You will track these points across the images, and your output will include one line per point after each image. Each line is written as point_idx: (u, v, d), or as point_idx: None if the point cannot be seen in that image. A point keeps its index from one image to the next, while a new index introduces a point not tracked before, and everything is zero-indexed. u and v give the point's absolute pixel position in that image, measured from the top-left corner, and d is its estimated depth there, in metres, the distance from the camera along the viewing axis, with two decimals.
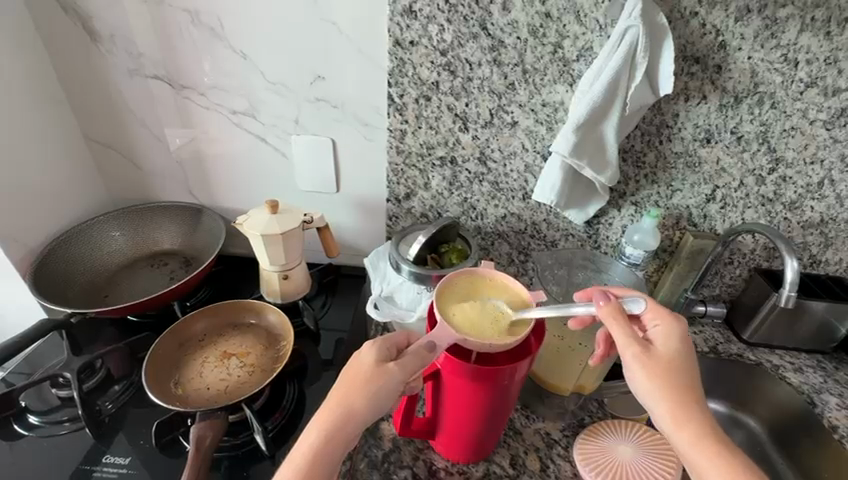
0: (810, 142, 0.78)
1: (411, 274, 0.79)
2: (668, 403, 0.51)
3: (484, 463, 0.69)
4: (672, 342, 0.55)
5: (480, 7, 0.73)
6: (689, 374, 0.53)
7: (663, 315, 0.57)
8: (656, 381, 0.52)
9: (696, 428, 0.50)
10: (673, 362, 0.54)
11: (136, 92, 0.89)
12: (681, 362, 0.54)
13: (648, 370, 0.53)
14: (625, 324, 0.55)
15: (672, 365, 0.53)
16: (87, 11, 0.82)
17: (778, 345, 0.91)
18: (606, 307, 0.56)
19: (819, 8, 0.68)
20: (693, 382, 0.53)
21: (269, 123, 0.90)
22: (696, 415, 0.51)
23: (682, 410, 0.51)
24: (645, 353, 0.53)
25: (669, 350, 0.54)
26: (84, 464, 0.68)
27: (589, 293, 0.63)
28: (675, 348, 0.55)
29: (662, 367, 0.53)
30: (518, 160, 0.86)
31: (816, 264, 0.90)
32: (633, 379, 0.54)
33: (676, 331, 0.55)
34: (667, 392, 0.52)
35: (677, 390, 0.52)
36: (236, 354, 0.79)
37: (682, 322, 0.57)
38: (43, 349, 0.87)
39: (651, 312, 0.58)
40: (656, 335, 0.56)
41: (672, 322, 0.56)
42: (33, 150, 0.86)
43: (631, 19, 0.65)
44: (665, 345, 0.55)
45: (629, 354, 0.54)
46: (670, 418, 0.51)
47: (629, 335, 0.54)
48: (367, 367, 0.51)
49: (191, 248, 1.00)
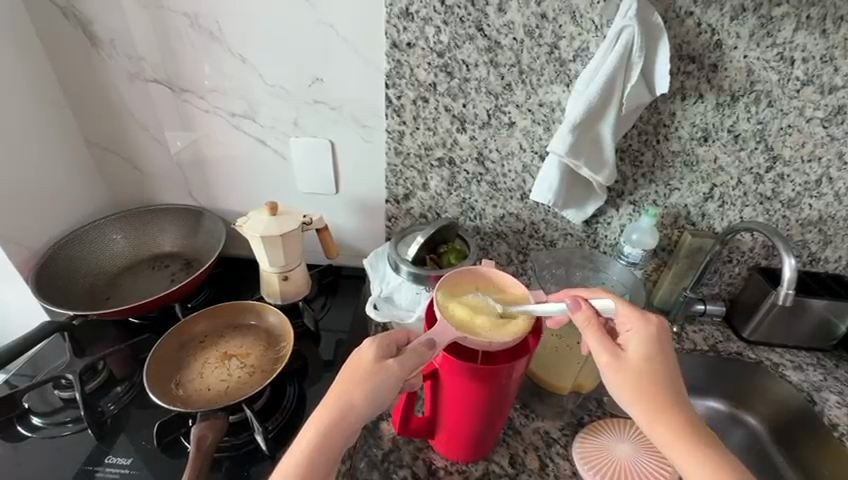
0: (808, 140, 0.78)
1: (410, 274, 0.80)
2: (646, 406, 0.52)
3: (483, 462, 0.70)
4: (644, 342, 0.56)
5: (476, 9, 0.73)
6: (665, 373, 0.54)
7: (633, 317, 0.57)
8: (630, 385, 0.53)
9: (675, 428, 0.51)
10: (648, 362, 0.54)
11: (137, 95, 0.90)
12: (656, 362, 0.55)
13: (622, 376, 0.54)
14: (596, 330, 0.56)
15: (645, 367, 0.54)
16: (88, 16, 0.83)
17: (778, 343, 0.91)
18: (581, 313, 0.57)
19: (815, 7, 0.68)
20: (672, 381, 0.54)
21: (268, 125, 0.90)
22: (674, 415, 0.52)
23: (660, 412, 0.52)
24: (617, 358, 0.55)
25: (643, 351, 0.55)
26: (87, 464, 0.69)
27: (560, 295, 0.62)
28: (648, 347, 0.55)
29: (635, 370, 0.54)
30: (516, 161, 0.86)
31: (815, 262, 0.90)
32: (609, 386, 0.55)
33: (648, 331, 0.56)
34: (644, 395, 0.52)
35: (650, 393, 0.52)
36: (236, 355, 0.80)
37: (656, 320, 0.57)
38: (46, 351, 0.88)
39: (623, 313, 0.58)
40: (628, 338, 0.57)
41: (644, 322, 0.57)
42: (34, 153, 0.87)
43: (626, 19, 0.66)
44: (637, 346, 0.55)
45: (601, 360, 0.55)
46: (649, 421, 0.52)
47: (600, 341, 0.56)
48: (366, 365, 0.52)
49: (191, 250, 1.01)
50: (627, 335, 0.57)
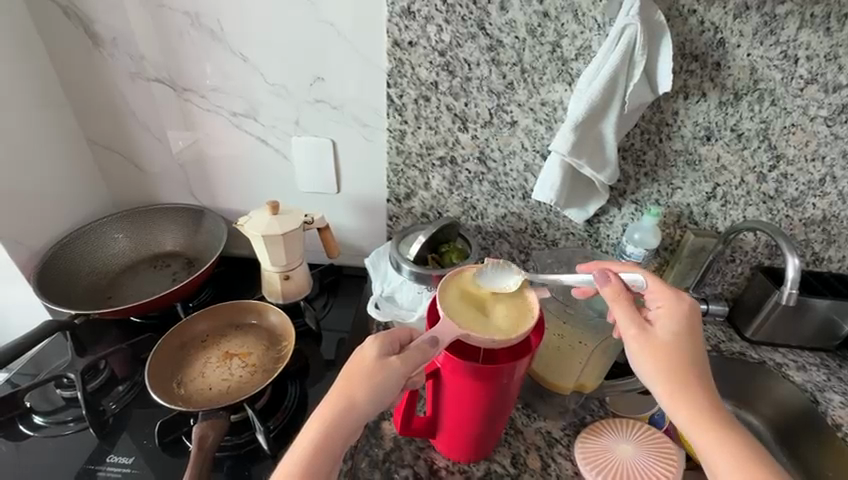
0: (811, 139, 0.78)
1: (412, 274, 0.79)
2: (670, 381, 0.52)
3: (484, 463, 0.69)
4: (674, 319, 0.56)
5: (478, 7, 0.73)
6: (692, 351, 0.54)
7: (666, 295, 0.58)
8: (657, 360, 0.53)
9: (699, 405, 0.51)
10: (676, 339, 0.55)
11: (138, 95, 0.90)
12: (684, 341, 0.55)
13: (650, 349, 0.54)
14: (627, 303, 0.57)
15: (674, 344, 0.54)
16: (89, 15, 0.83)
17: (780, 343, 0.90)
18: (608, 288, 0.58)
19: (818, 4, 0.68)
20: (699, 360, 0.54)
21: (269, 125, 0.90)
22: (698, 393, 0.52)
23: (684, 388, 0.52)
24: (646, 331, 0.55)
25: (672, 329, 0.55)
26: (88, 464, 0.69)
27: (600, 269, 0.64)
28: (678, 325, 0.55)
29: (663, 345, 0.54)
30: (518, 160, 0.86)
31: (819, 261, 0.90)
32: (634, 358, 0.55)
33: (680, 310, 0.56)
34: (670, 370, 0.52)
35: (678, 370, 0.52)
36: (237, 354, 0.80)
37: (688, 302, 0.57)
38: (48, 350, 0.88)
39: (656, 291, 0.59)
40: (658, 315, 0.57)
41: (676, 301, 0.57)
42: (35, 152, 0.87)
43: (629, 17, 0.65)
44: (667, 323, 0.55)
45: (630, 332, 0.55)
46: (671, 396, 0.52)
47: (630, 314, 0.56)
48: (367, 363, 0.52)
49: (193, 249, 1.01)
50: (657, 311, 0.57)
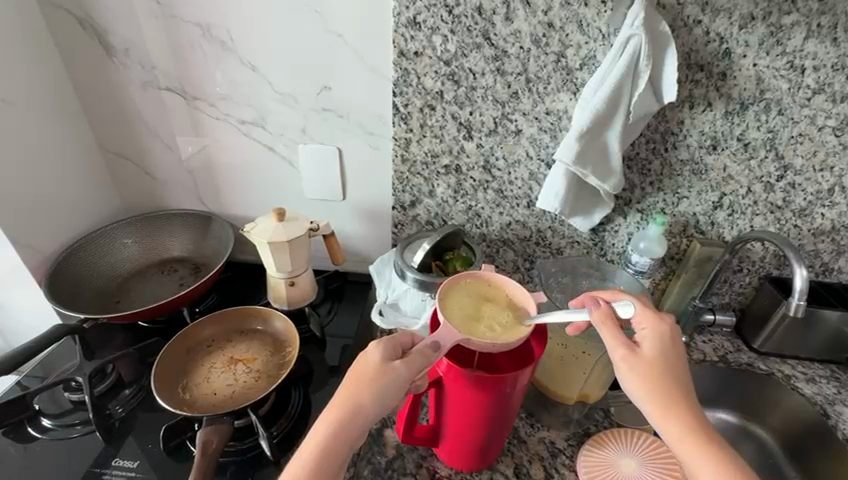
0: (819, 149, 0.77)
1: (416, 281, 0.80)
2: (661, 404, 0.51)
3: (487, 471, 0.69)
4: (658, 342, 0.55)
5: (482, 18, 0.74)
6: (677, 372, 0.54)
7: (651, 317, 0.57)
8: (645, 382, 0.52)
9: (687, 425, 0.51)
10: (663, 360, 0.54)
11: (149, 103, 0.92)
12: (668, 361, 0.54)
13: (639, 373, 0.53)
14: (614, 328, 0.55)
15: (659, 364, 0.54)
16: (103, 27, 0.85)
17: (789, 354, 0.89)
18: (597, 312, 0.57)
19: (825, 15, 0.68)
20: (684, 382, 0.54)
21: (277, 132, 0.91)
22: (685, 414, 0.51)
23: (676, 411, 0.51)
24: (634, 355, 0.54)
25: (656, 349, 0.54)
26: (94, 467, 0.70)
27: (581, 300, 0.63)
28: (662, 347, 0.55)
29: (651, 364, 0.53)
30: (522, 169, 0.86)
31: (828, 272, 0.89)
32: (621, 378, 0.54)
33: (665, 331, 0.56)
34: (659, 389, 0.52)
35: (666, 390, 0.52)
36: (242, 360, 0.80)
37: (670, 321, 0.57)
38: (58, 354, 0.89)
39: (639, 314, 0.58)
40: (643, 337, 0.56)
41: (660, 322, 0.56)
42: (48, 156, 0.88)
43: (633, 28, 0.65)
44: (652, 344, 0.55)
45: (617, 356, 0.54)
46: (663, 421, 0.51)
47: (617, 337, 0.54)
48: (370, 368, 0.52)
49: (200, 254, 1.02)
50: (640, 334, 0.56)
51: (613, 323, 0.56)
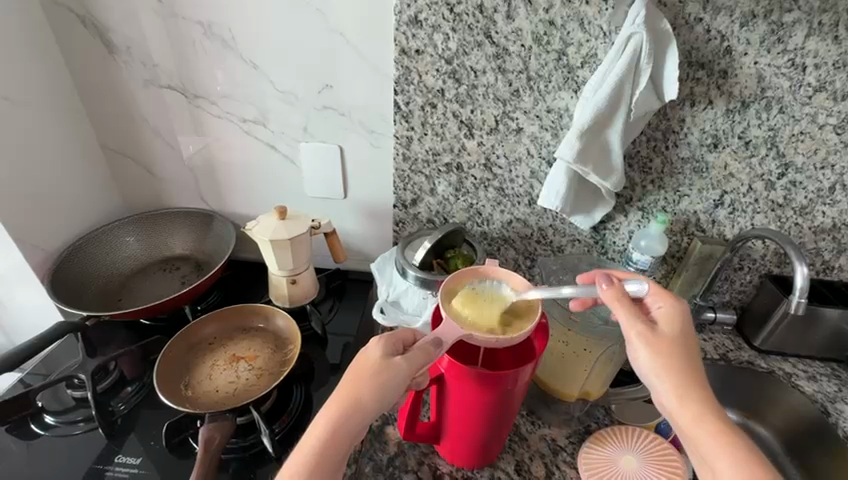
0: (820, 147, 0.77)
1: (417, 279, 0.81)
2: (672, 378, 0.52)
3: (488, 468, 0.69)
4: (673, 322, 0.56)
5: (484, 16, 0.74)
6: (691, 351, 0.54)
7: (666, 296, 0.57)
8: (659, 357, 0.53)
9: (700, 403, 0.51)
10: (676, 338, 0.55)
11: (151, 101, 0.92)
12: (682, 339, 0.55)
13: (650, 348, 0.54)
14: (627, 305, 0.56)
15: (674, 342, 0.54)
16: (105, 25, 0.85)
17: (790, 352, 0.89)
18: (611, 290, 0.58)
19: (826, 13, 0.68)
20: (698, 363, 0.54)
21: (278, 131, 0.91)
22: (698, 392, 0.51)
23: (687, 387, 0.51)
24: (648, 331, 0.54)
25: (671, 328, 0.55)
26: (97, 464, 0.70)
27: (591, 277, 0.64)
28: (677, 326, 0.55)
29: (665, 341, 0.54)
30: (523, 167, 0.86)
31: (830, 270, 0.89)
32: (635, 355, 0.55)
33: (680, 310, 0.56)
34: (673, 365, 0.52)
35: (680, 366, 0.52)
36: (245, 357, 0.81)
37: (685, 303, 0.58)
38: (60, 351, 0.89)
39: (655, 294, 0.58)
40: (658, 315, 0.57)
41: (676, 302, 0.57)
42: (50, 155, 0.89)
43: (634, 25, 0.66)
44: (666, 322, 0.56)
45: (632, 332, 0.55)
46: (675, 397, 0.51)
47: (631, 314, 0.56)
48: (370, 365, 0.52)
49: (201, 252, 1.02)
50: (656, 313, 0.57)
51: (627, 302, 0.57)
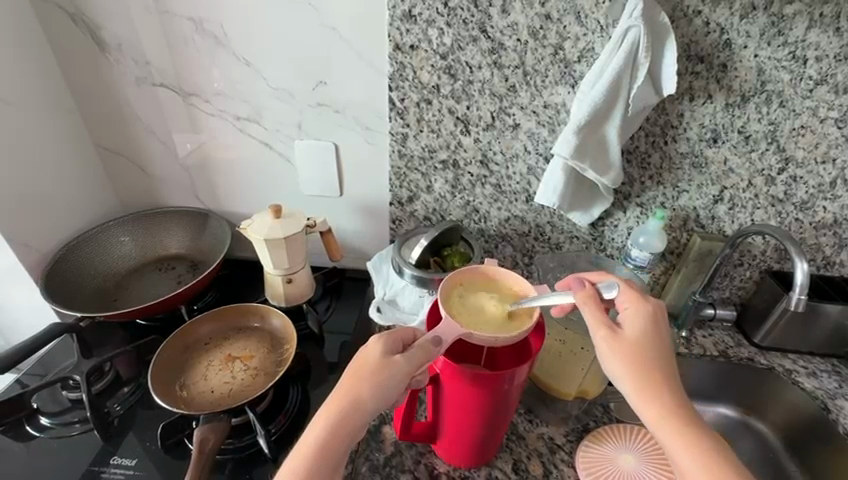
0: (821, 141, 0.76)
1: (413, 277, 0.80)
2: (637, 383, 0.50)
3: (485, 468, 0.69)
4: (640, 323, 0.54)
5: (479, 10, 0.72)
6: (659, 353, 0.53)
7: (633, 297, 0.56)
8: (625, 362, 0.52)
9: (667, 408, 0.50)
10: (643, 341, 0.53)
11: (144, 100, 0.91)
12: (649, 341, 0.53)
13: (617, 352, 0.52)
14: (595, 308, 0.55)
15: (640, 345, 0.53)
16: (97, 23, 0.84)
17: (791, 348, 0.89)
18: (581, 293, 0.57)
19: (828, 4, 0.66)
20: (667, 365, 0.52)
21: (272, 129, 0.90)
22: (664, 396, 0.50)
23: (652, 392, 0.50)
24: (613, 335, 0.53)
25: (637, 329, 0.54)
26: (93, 465, 0.70)
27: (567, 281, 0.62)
28: (645, 327, 0.54)
29: (632, 345, 0.52)
30: (520, 163, 0.85)
31: (830, 266, 0.88)
32: (602, 360, 0.53)
33: (647, 311, 0.55)
34: (638, 371, 0.51)
35: (645, 371, 0.51)
36: (240, 357, 0.80)
37: (655, 303, 0.56)
38: (56, 352, 0.89)
39: (624, 295, 0.57)
40: (625, 318, 0.55)
41: (643, 302, 0.55)
42: (43, 155, 0.88)
43: (632, 18, 0.64)
44: (634, 325, 0.54)
45: (598, 337, 0.53)
46: (641, 403, 0.50)
47: (599, 318, 0.54)
48: (370, 364, 0.51)
49: (197, 252, 1.02)
50: (623, 315, 0.56)
51: (595, 305, 0.55)
